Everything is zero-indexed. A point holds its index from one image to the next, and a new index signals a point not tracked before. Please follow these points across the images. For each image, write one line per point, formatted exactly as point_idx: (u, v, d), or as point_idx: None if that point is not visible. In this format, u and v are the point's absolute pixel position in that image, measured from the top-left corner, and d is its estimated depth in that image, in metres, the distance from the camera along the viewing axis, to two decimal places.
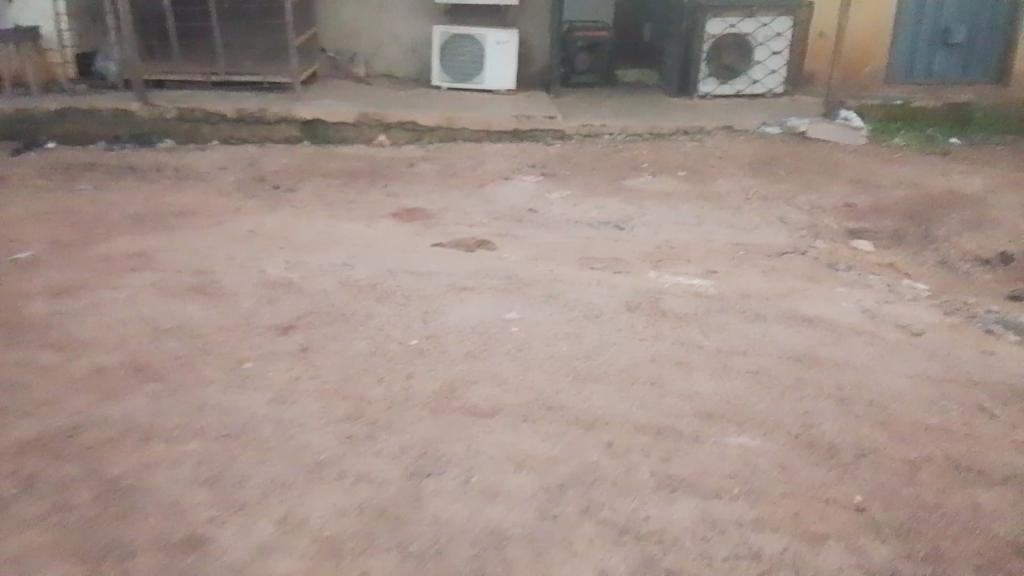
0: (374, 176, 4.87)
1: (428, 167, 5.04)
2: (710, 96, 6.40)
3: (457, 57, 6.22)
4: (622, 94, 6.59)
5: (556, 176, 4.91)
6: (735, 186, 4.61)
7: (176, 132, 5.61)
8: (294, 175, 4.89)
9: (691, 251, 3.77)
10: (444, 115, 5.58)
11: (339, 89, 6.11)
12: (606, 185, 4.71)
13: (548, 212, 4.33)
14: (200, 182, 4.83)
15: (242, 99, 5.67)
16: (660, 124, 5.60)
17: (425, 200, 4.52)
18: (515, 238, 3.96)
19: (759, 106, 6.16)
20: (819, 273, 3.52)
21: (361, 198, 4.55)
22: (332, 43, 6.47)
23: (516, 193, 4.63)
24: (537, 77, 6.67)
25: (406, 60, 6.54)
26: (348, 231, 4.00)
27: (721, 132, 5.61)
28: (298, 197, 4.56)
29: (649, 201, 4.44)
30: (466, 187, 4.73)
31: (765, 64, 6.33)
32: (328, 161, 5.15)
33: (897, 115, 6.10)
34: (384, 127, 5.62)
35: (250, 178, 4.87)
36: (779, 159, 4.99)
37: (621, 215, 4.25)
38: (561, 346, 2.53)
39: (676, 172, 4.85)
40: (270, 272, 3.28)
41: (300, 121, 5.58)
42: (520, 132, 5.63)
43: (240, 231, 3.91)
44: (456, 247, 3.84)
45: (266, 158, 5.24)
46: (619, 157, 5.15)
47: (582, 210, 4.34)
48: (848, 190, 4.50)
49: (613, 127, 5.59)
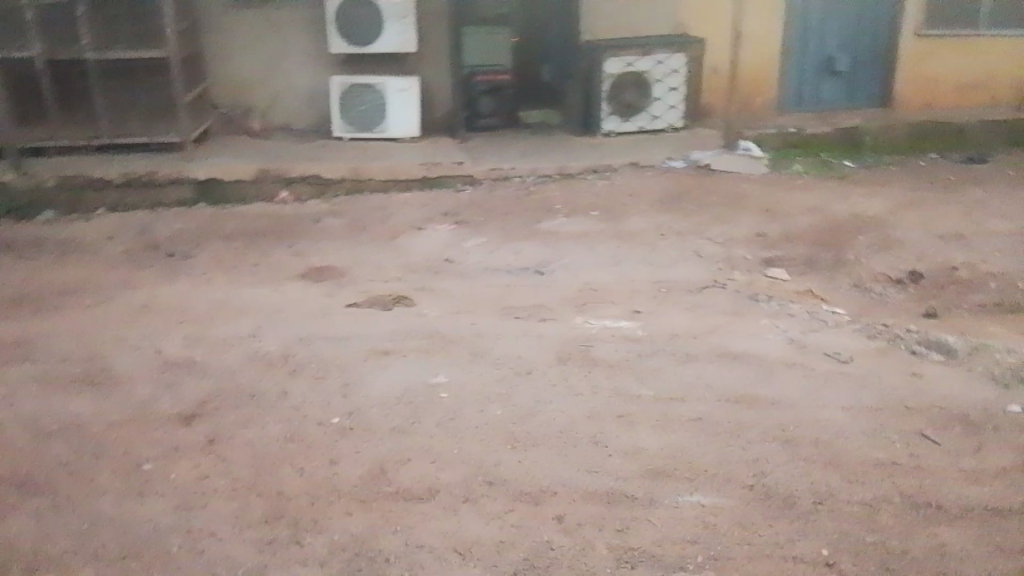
0: (278, 235, 4.63)
1: (335, 222, 4.84)
2: (614, 133, 6.47)
3: (357, 107, 6.06)
4: (527, 135, 6.57)
5: (469, 223, 4.79)
6: (649, 222, 4.61)
7: (57, 202, 5.21)
8: (191, 240, 4.59)
9: (613, 292, 3.70)
10: (348, 167, 5.40)
11: (234, 146, 5.84)
12: (521, 229, 4.62)
13: (465, 261, 4.20)
14: (85, 254, 4.47)
15: (129, 162, 5.32)
16: (569, 164, 5.59)
17: (334, 258, 4.31)
18: (433, 291, 3.81)
19: (662, 140, 6.25)
20: (743, 305, 3.51)
21: (266, 260, 4.30)
22: (224, 99, 6.21)
23: (430, 243, 4.48)
24: (440, 124, 6.59)
25: (303, 113, 6.34)
26: (254, 297, 3.74)
27: (628, 168, 5.64)
28: (197, 264, 4.27)
29: (565, 243, 4.38)
30: (377, 240, 4.55)
31: (664, 100, 6.42)
32: (227, 222, 4.87)
33: (792, 142, 6.30)
34: (286, 183, 5.38)
35: (142, 247, 4.54)
36: (688, 193, 5.04)
37: (539, 259, 4.17)
38: (495, 410, 2.37)
39: (590, 212, 4.82)
40: (169, 352, 3.00)
41: (194, 182, 5.27)
42: (429, 180, 5.50)
43: (133, 307, 3.60)
44: (372, 306, 3.65)
45: (159, 223, 4.91)
46: (531, 200, 5.09)
47: (499, 257, 4.23)
48: (758, 219, 4.57)
49: (522, 170, 5.54)
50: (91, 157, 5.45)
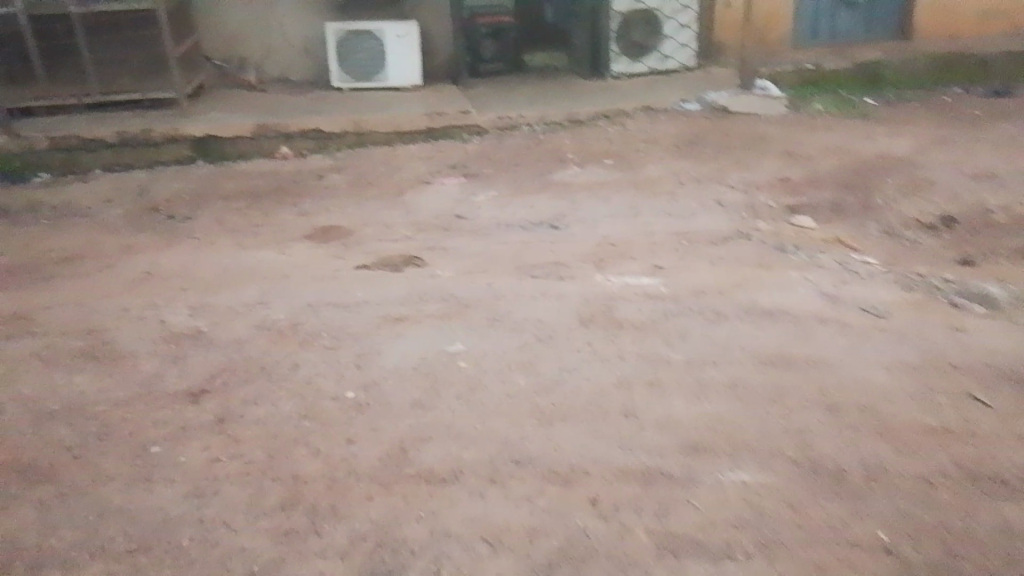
0: (281, 194, 4.46)
1: (339, 178, 4.66)
2: (625, 76, 6.18)
3: (356, 55, 5.82)
4: (534, 80, 6.33)
5: (478, 176, 4.62)
6: (666, 169, 4.43)
7: (51, 164, 5.04)
8: (191, 201, 4.44)
9: (632, 246, 3.55)
10: (350, 119, 5.19)
11: (231, 100, 5.63)
12: (533, 181, 4.45)
13: (476, 217, 4.05)
14: (83, 219, 4.32)
15: (123, 120, 5.13)
16: (579, 110, 5.37)
17: (341, 216, 4.16)
18: (445, 251, 3.67)
19: (674, 82, 6.01)
20: (769, 257, 3.36)
21: (270, 220, 4.15)
22: (218, 50, 5.97)
23: (439, 199, 4.32)
24: (442, 71, 6.35)
25: (300, 63, 6.10)
26: (259, 261, 3.61)
27: (641, 112, 5.42)
28: (199, 226, 4.12)
29: (579, 194, 4.21)
30: (384, 196, 4.38)
31: (675, 39, 6.16)
32: (228, 182, 4.70)
33: (810, 79, 6.03)
34: (286, 138, 5.19)
35: (141, 210, 4.39)
36: (705, 137, 4.83)
37: (553, 214, 4.01)
38: (518, 380, 2.25)
39: (604, 160, 4.63)
40: (173, 322, 2.88)
41: (191, 139, 5.09)
42: (434, 131, 5.30)
43: (135, 274, 3.47)
44: (382, 268, 3.52)
45: (158, 184, 4.75)
46: (541, 150, 4.90)
47: (512, 212, 4.08)
48: (780, 163, 4.38)
49: (531, 117, 5.33)
50: (83, 115, 5.25)
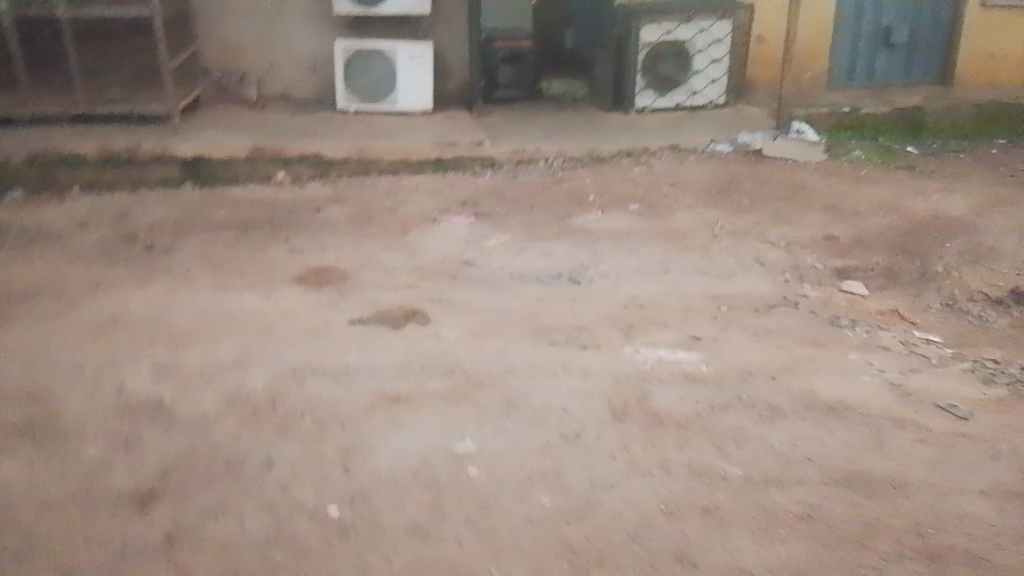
0: (272, 227, 4.05)
1: (339, 210, 4.26)
2: (648, 110, 5.84)
3: (364, 76, 5.44)
4: (552, 111, 5.94)
5: (490, 216, 4.21)
6: (697, 219, 4.03)
7: (26, 180, 4.64)
8: (173, 230, 4.03)
9: (664, 311, 3.13)
10: (354, 146, 4.80)
11: (227, 118, 5.23)
12: (550, 224, 4.04)
13: (487, 264, 3.64)
14: (52, 244, 3.90)
15: (107, 136, 4.74)
16: (600, 145, 4.98)
17: (336, 257, 3.75)
18: (452, 305, 3.25)
19: (701, 120, 5.63)
20: (822, 333, 2.95)
21: (258, 257, 3.74)
22: (217, 64, 5.60)
23: (446, 241, 3.91)
24: (455, 97, 5.97)
25: (304, 81, 5.71)
26: (241, 308, 3.19)
27: (668, 152, 5.04)
28: (178, 260, 3.71)
29: (602, 243, 3.80)
30: (386, 235, 3.98)
31: (705, 74, 5.80)
32: (215, 209, 4.29)
33: (845, 124, 5.68)
34: (284, 163, 4.79)
35: (117, 237, 3.98)
36: (739, 183, 4.44)
37: (574, 264, 3.60)
38: (542, 500, 1.90)
39: (629, 205, 4.23)
40: (132, 389, 2.46)
41: (180, 159, 4.69)
42: (444, 162, 4.91)
43: (98, 318, 3.06)
44: (380, 323, 3.09)
45: (139, 208, 4.34)
46: (560, 189, 4.50)
47: (527, 260, 3.67)
48: (823, 219, 3.99)
49: (548, 151, 4.95)
50: (65, 128, 4.85)
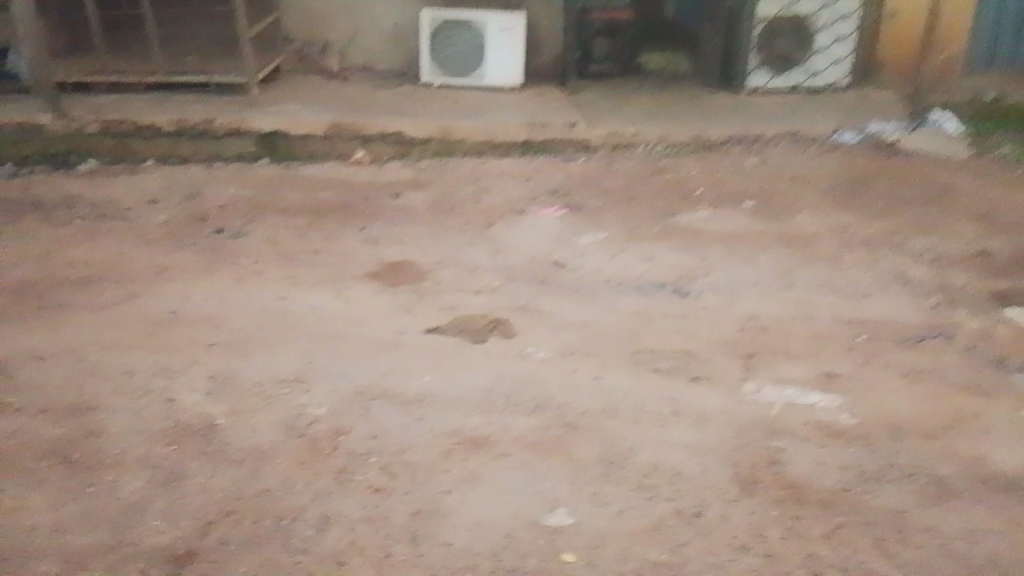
0: (348, 212, 3.75)
1: (420, 196, 3.93)
2: (761, 91, 5.29)
3: (451, 48, 5.07)
4: (652, 89, 5.45)
5: (584, 209, 3.80)
6: (822, 223, 3.53)
7: (100, 151, 4.48)
8: (243, 212, 3.77)
9: (785, 337, 2.68)
10: (438, 124, 4.45)
11: (307, 90, 4.96)
12: (652, 222, 3.60)
13: (580, 266, 3.25)
14: (120, 223, 3.70)
15: (184, 106, 4.53)
16: (707, 131, 4.49)
17: (414, 251, 3.43)
18: (540, 315, 2.88)
19: (821, 104, 5.04)
20: (987, 380, 2.47)
21: (331, 248, 3.45)
22: (299, 32, 5.32)
23: (534, 238, 3.53)
24: (546, 71, 5.54)
25: (388, 51, 5.37)
26: (307, 308, 2.89)
27: (784, 141, 4.51)
28: (246, 248, 3.44)
29: (712, 248, 3.34)
30: (469, 227, 3.63)
31: (827, 53, 5.20)
32: (290, 190, 4.02)
33: (989, 113, 4.97)
34: (363, 141, 4.48)
35: (187, 217, 3.75)
36: (870, 182, 3.91)
37: (679, 272, 3.17)
38: None
39: (742, 203, 3.75)
40: (182, 407, 2.19)
41: (256, 134, 4.44)
42: (533, 145, 4.53)
43: (155, 315, 2.81)
44: (459, 335, 2.74)
45: (211, 186, 4.11)
46: (662, 180, 4.04)
47: (626, 264, 3.25)
48: (974, 230, 3.43)
49: (648, 136, 4.49)
50: (142, 96, 4.67)
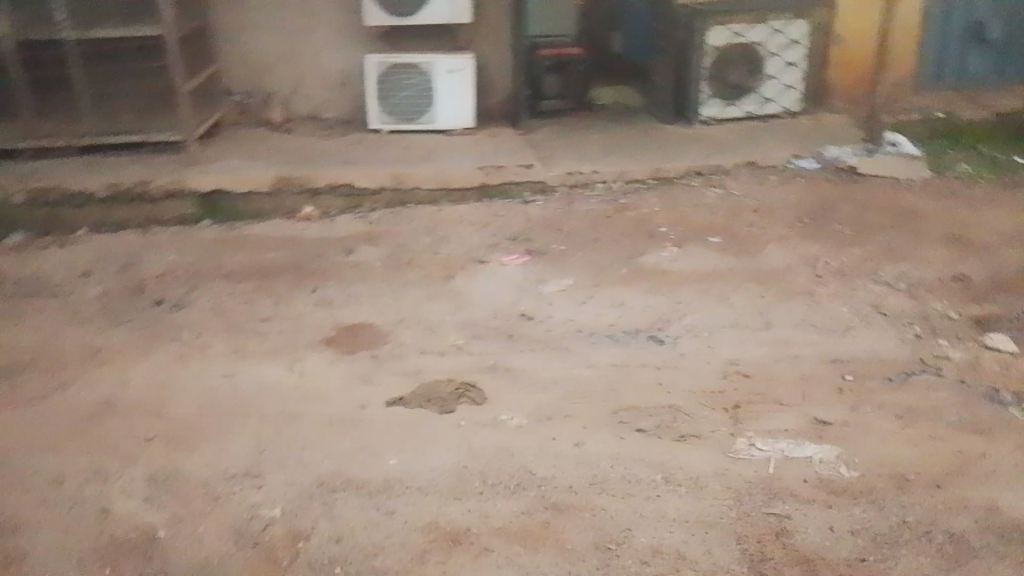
0: (299, 273, 3.53)
1: (374, 250, 3.73)
2: (715, 121, 5.25)
3: (399, 93, 4.92)
4: (606, 124, 5.36)
5: (547, 253, 3.65)
6: (792, 255, 3.43)
7: (28, 221, 4.18)
8: (184, 280, 3.54)
9: (770, 384, 2.53)
10: (388, 173, 4.28)
11: (250, 144, 4.76)
12: (618, 264, 3.46)
13: (548, 317, 3.07)
14: (51, 301, 3.44)
15: (118, 169, 4.28)
16: (666, 165, 4.41)
17: (371, 311, 3.22)
18: (510, 375, 2.68)
19: (774, 131, 5.01)
20: (985, 417, 2.34)
21: (283, 313, 3.23)
22: (239, 84, 5.12)
23: (497, 288, 3.35)
24: (497, 111, 5.41)
25: (333, 99, 5.20)
26: (257, 385, 2.66)
27: (743, 171, 4.45)
28: (190, 320, 3.21)
29: (683, 288, 3.21)
30: (429, 280, 3.44)
31: (779, 79, 5.20)
32: (235, 252, 3.79)
33: (941, 131, 5.01)
34: (312, 195, 4.28)
35: (124, 289, 3.50)
36: (834, 210, 3.86)
37: (652, 317, 3.01)
38: None
39: (709, 238, 3.64)
40: (118, 520, 2.02)
41: (197, 194, 4.21)
42: (489, 189, 4.37)
43: (90, 405, 2.57)
44: (425, 405, 2.53)
45: (150, 252, 3.86)
46: (625, 219, 3.91)
47: (597, 312, 3.08)
48: (946, 254, 3.36)
49: (607, 173, 4.37)
50: (73, 160, 4.42)
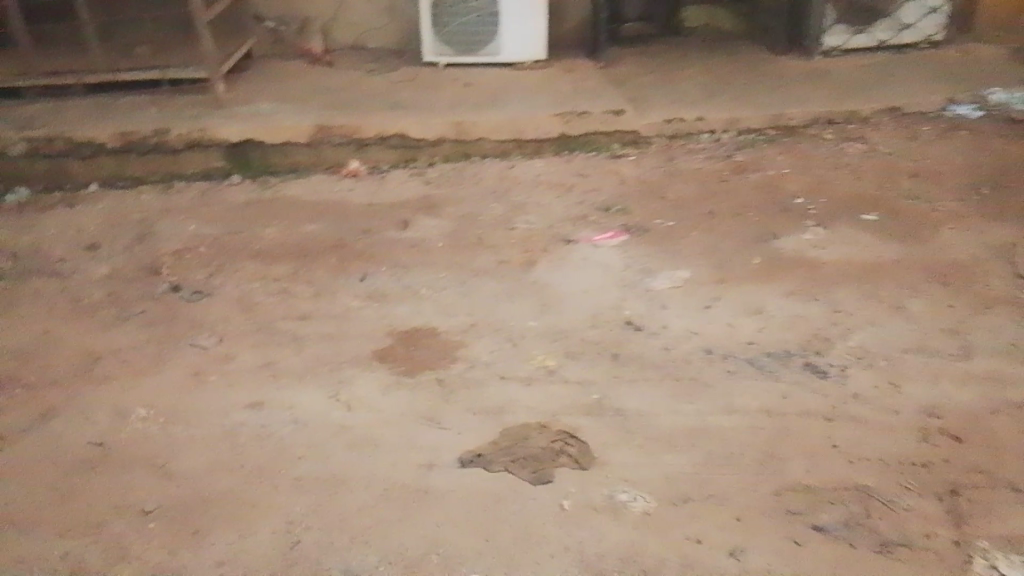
0: (343, 254, 2.88)
1: (436, 224, 3.04)
2: (839, 52, 4.33)
3: (458, 19, 4.12)
4: (704, 55, 4.49)
5: (651, 231, 2.91)
6: (975, 243, 2.65)
7: (32, 177, 3.58)
8: (205, 259, 2.90)
9: (993, 457, 1.85)
10: (448, 120, 3.54)
11: (285, 81, 4.04)
12: (746, 250, 2.71)
13: (664, 327, 2.37)
14: (49, 284, 2.85)
15: (131, 115, 3.62)
16: (790, 110, 3.57)
17: (433, 311, 2.56)
18: (623, 420, 2.01)
19: (915, 67, 4.10)
20: None
21: (323, 311, 2.58)
22: (271, 8, 4.36)
23: (592, 281, 2.64)
24: (572, 39, 4.57)
25: (380, 27, 4.42)
26: (288, 428, 2.03)
27: (887, 120, 3.60)
28: (210, 316, 2.58)
29: (839, 291, 2.46)
30: (504, 266, 2.76)
31: (922, 2, 4.21)
32: (267, 222, 3.13)
33: None
34: (358, 146, 3.58)
35: (135, 270, 2.89)
36: (1018, 178, 3.04)
37: (802, 334, 2.30)
38: None
39: (860, 215, 2.86)
40: None
41: (223, 145, 3.54)
42: (569, 140, 3.61)
43: (77, 457, 1.98)
44: (513, 467, 1.88)
45: (168, 219, 3.22)
46: (746, 185, 3.13)
47: (727, 323, 2.37)
48: None
49: (715, 121, 3.56)
50: (81, 102, 3.76)
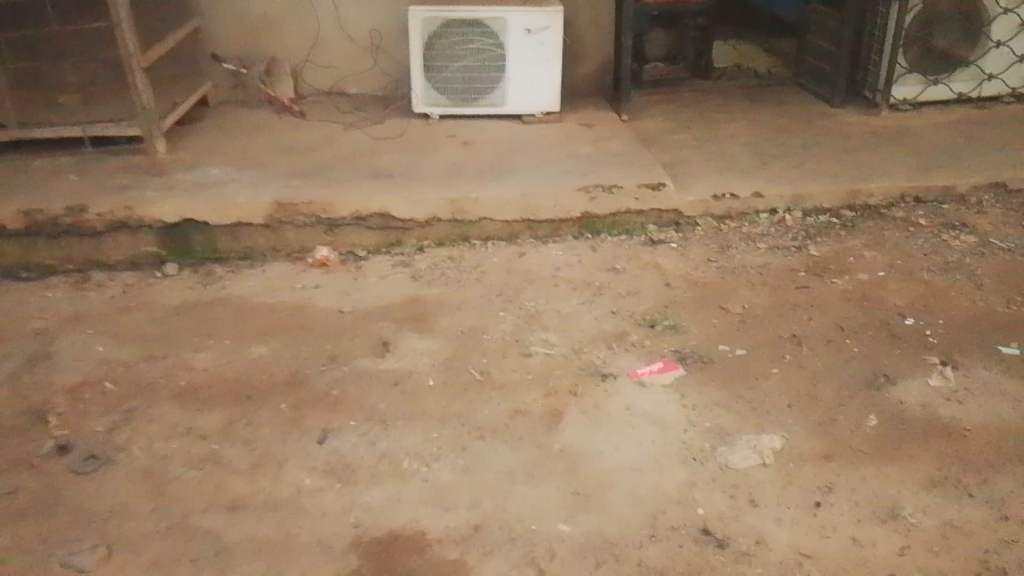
0: (299, 395, 2.11)
1: (426, 347, 2.29)
2: (909, 105, 3.62)
3: (455, 63, 3.38)
4: (746, 104, 3.77)
5: (716, 363, 2.16)
6: None
7: None
8: (112, 401, 2.13)
9: None
10: (443, 197, 2.79)
11: (242, 138, 3.28)
12: (853, 404, 1.97)
13: (759, 545, 1.62)
14: None
15: (43, 185, 2.85)
16: (871, 185, 2.84)
17: (421, 498, 1.79)
18: None
19: (1005, 126, 3.41)
20: None
21: (265, 497, 1.81)
22: (229, 46, 3.61)
23: (644, 449, 1.89)
24: (588, 84, 3.84)
25: (361, 70, 3.69)
26: None
27: (989, 199, 2.89)
28: (103, 506, 1.81)
29: (999, 482, 1.73)
30: (520, 420, 2.00)
31: (1009, 48, 3.53)
32: (203, 340, 2.37)
33: None
34: (328, 227, 2.83)
35: (15, 416, 2.11)
36: None
37: (965, 567, 1.55)
38: None
39: (996, 349, 2.13)
40: None
41: (155, 226, 2.77)
42: (594, 220, 2.87)
43: None
44: None
45: (75, 332, 2.45)
46: (832, 295, 2.40)
47: (849, 540, 1.62)
48: None
49: (778, 199, 2.83)
50: None
